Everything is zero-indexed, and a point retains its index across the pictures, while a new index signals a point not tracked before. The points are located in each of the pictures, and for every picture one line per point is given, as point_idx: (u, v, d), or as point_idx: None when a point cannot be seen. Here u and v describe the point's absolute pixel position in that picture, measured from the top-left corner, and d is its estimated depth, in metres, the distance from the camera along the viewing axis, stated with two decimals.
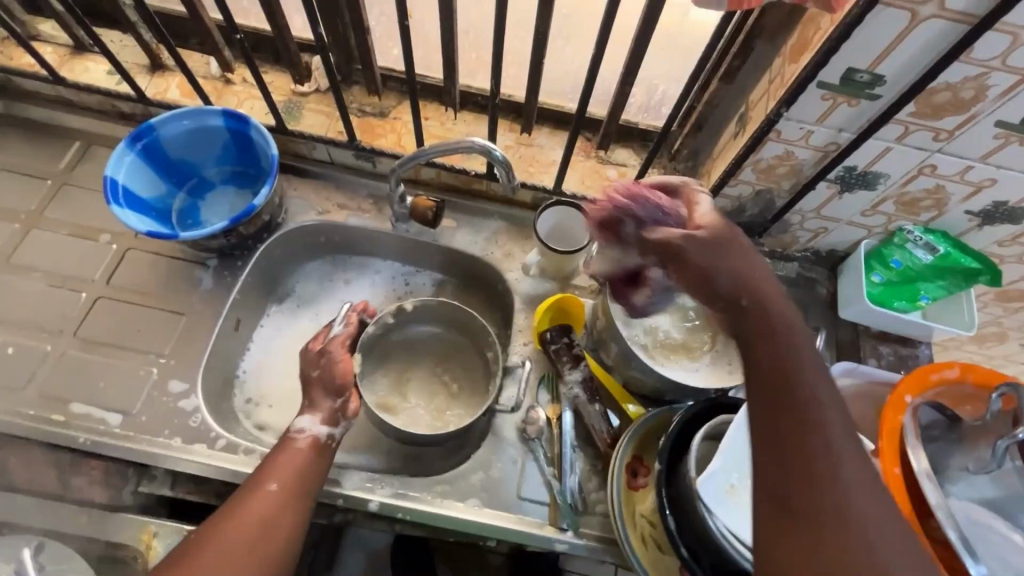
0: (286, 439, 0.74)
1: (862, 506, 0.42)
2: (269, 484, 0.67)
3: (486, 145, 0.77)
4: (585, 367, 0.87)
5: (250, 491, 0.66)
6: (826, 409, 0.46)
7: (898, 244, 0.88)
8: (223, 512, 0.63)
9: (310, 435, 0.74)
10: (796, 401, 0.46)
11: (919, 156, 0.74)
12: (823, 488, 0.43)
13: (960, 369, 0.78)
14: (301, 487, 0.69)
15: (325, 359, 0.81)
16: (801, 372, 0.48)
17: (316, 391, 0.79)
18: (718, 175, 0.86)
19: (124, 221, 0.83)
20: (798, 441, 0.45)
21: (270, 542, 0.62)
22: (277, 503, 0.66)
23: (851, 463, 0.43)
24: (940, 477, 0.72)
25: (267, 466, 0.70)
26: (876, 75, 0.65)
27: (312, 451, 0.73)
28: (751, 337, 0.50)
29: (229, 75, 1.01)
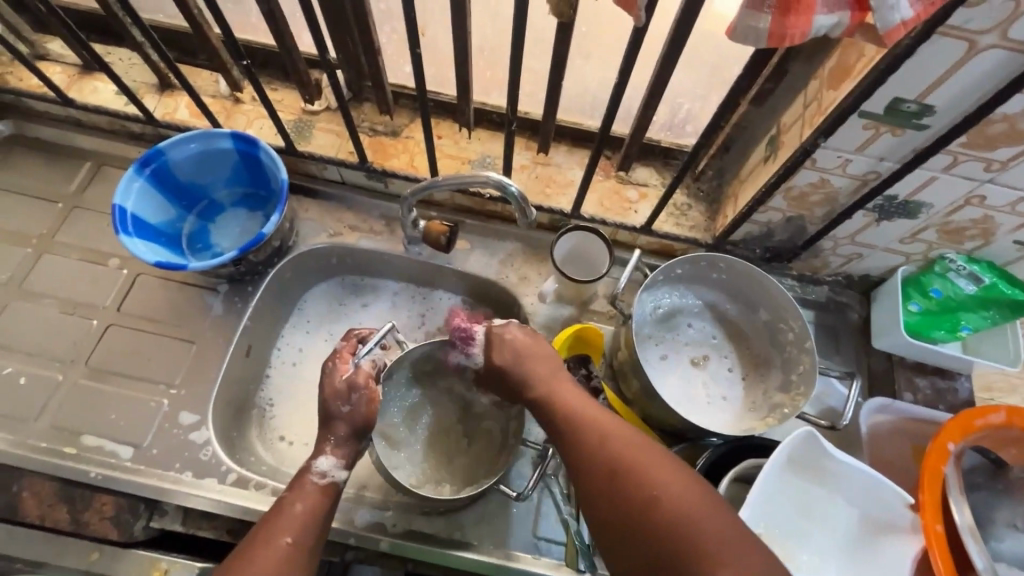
0: (303, 479, 0.69)
1: (647, 472, 0.57)
2: (280, 539, 0.62)
3: (501, 180, 0.73)
4: (603, 401, 0.83)
5: (258, 547, 0.60)
6: (586, 428, 0.63)
7: (940, 273, 0.83)
8: (228, 573, 0.58)
9: (331, 480, 0.69)
10: (575, 426, 0.64)
11: (967, 185, 0.69)
12: (622, 491, 0.56)
13: (1007, 413, 0.69)
14: (314, 540, 0.64)
15: (359, 395, 0.73)
16: (587, 404, 0.66)
17: (339, 429, 0.72)
18: (747, 201, 0.82)
19: (133, 251, 0.81)
20: (591, 453, 0.61)
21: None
22: (286, 560, 0.61)
23: (645, 464, 0.57)
24: (985, 532, 0.71)
25: (276, 514, 0.65)
26: (924, 105, 0.60)
27: (322, 498, 0.67)
28: (554, 395, 0.68)
29: (239, 94, 0.99)
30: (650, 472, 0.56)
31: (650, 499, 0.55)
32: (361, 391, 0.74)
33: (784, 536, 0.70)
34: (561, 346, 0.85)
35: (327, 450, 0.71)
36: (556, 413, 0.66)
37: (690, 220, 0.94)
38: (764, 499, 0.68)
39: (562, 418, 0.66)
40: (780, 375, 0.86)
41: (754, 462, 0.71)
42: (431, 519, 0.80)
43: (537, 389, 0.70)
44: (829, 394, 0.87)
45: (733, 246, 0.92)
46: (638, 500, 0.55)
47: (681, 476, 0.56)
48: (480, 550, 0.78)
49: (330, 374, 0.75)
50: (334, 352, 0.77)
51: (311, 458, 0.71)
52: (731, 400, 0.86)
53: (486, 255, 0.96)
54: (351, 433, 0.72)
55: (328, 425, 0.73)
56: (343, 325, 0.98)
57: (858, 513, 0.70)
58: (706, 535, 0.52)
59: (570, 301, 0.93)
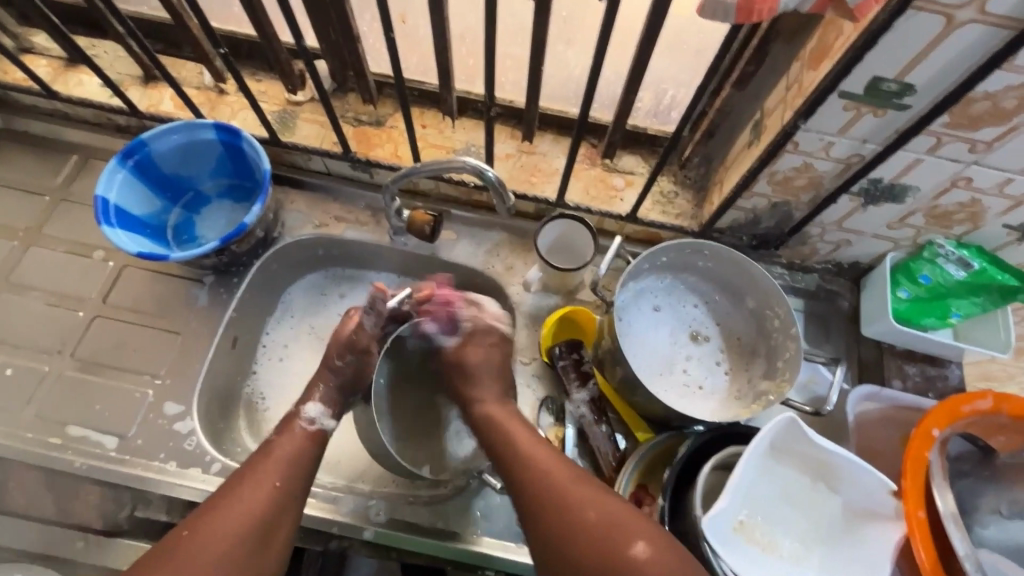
0: (290, 425, 0.71)
1: (587, 509, 0.62)
2: (268, 481, 0.63)
3: (478, 165, 0.74)
4: (593, 386, 0.84)
5: (245, 487, 0.62)
6: (525, 462, 0.68)
7: (928, 258, 0.80)
8: (213, 508, 0.60)
9: (318, 427, 0.72)
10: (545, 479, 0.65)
11: (953, 168, 0.68)
12: (566, 528, 0.62)
13: (994, 399, 0.68)
14: (301, 486, 0.66)
15: (353, 353, 0.78)
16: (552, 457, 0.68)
17: (329, 378, 0.77)
18: (731, 187, 0.81)
19: (115, 241, 0.81)
20: (534, 489, 0.65)
21: (261, 547, 0.59)
22: (277, 502, 0.62)
23: (580, 498, 0.63)
24: (971, 519, 0.70)
25: (264, 457, 0.66)
26: (905, 85, 0.59)
27: (310, 444, 0.69)
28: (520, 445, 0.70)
29: (223, 85, 0.98)
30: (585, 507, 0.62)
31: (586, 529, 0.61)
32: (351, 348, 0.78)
33: (765, 523, 0.70)
34: (550, 331, 0.88)
35: (316, 398, 0.74)
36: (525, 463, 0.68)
37: (677, 208, 0.93)
38: (744, 487, 0.67)
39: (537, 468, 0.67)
40: (764, 365, 0.86)
41: (735, 449, 0.71)
42: (415, 509, 0.79)
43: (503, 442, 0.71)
44: (816, 380, 0.86)
45: (720, 234, 0.91)
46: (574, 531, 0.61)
47: (612, 505, 0.62)
48: (465, 539, 0.78)
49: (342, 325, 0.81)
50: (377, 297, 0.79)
51: (299, 404, 0.75)
52: (712, 392, 0.86)
53: (473, 245, 0.96)
54: (337, 386, 0.77)
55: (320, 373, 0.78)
56: (325, 317, 0.98)
57: (842, 501, 0.70)
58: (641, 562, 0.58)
59: (557, 290, 0.92)
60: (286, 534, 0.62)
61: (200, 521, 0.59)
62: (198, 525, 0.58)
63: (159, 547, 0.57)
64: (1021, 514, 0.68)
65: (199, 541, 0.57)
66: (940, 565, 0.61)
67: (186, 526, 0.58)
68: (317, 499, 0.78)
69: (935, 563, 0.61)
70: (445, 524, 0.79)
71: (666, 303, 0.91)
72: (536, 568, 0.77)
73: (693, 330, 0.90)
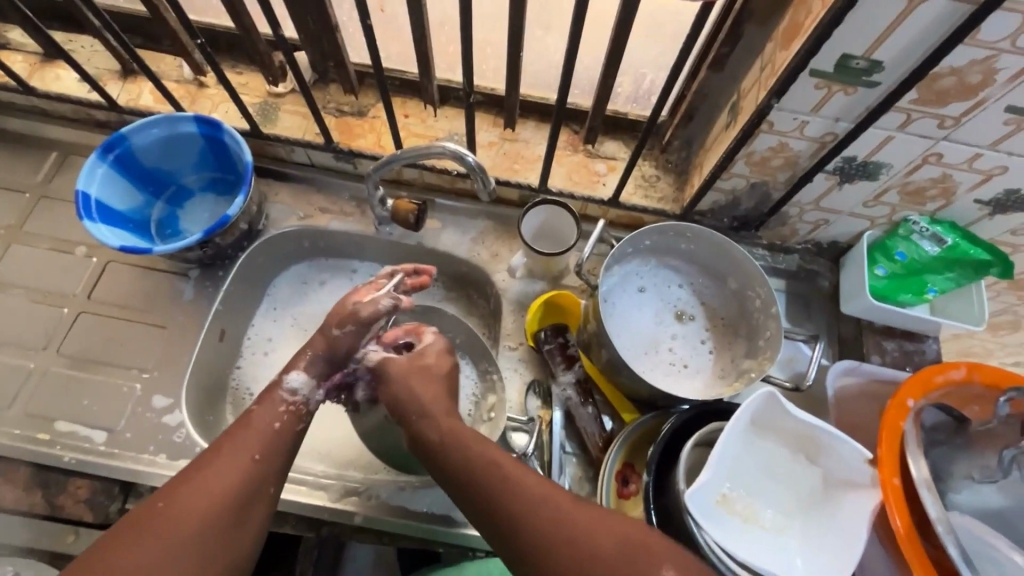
0: (272, 395, 0.71)
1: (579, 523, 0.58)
2: (245, 454, 0.63)
3: (459, 150, 0.74)
4: (579, 368, 0.85)
5: (223, 458, 0.62)
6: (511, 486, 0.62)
7: (904, 236, 0.83)
8: (191, 478, 0.59)
9: (299, 399, 0.72)
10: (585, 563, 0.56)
11: (924, 144, 0.69)
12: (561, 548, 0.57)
13: (966, 369, 0.72)
14: (279, 460, 0.66)
15: (353, 325, 0.77)
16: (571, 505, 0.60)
17: (318, 347, 0.77)
18: (710, 168, 0.82)
19: (97, 236, 0.81)
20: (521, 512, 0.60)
21: (240, 521, 0.59)
22: (252, 474, 0.62)
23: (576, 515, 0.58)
24: (945, 485, 0.73)
25: (243, 430, 0.66)
26: (873, 62, 0.60)
27: (289, 417, 0.69)
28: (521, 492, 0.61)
29: (203, 78, 0.98)
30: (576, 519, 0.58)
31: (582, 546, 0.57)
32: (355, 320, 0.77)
33: (747, 495, 0.72)
34: (535, 315, 0.89)
35: (302, 366, 0.74)
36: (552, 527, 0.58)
37: (659, 192, 0.94)
38: (726, 460, 0.69)
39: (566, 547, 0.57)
40: (746, 344, 0.87)
41: (716, 426, 0.73)
42: (410, 494, 0.80)
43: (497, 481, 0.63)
44: (796, 358, 0.88)
45: (701, 217, 0.92)
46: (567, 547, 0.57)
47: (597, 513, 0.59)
48: (455, 522, 0.79)
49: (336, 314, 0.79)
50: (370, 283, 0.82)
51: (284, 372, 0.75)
52: (696, 371, 0.87)
53: (457, 233, 0.96)
54: (326, 354, 0.76)
55: (314, 339, 0.77)
56: (310, 308, 0.98)
57: (821, 472, 0.72)
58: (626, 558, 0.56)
59: (542, 277, 0.93)
60: (264, 507, 0.62)
61: (176, 492, 0.57)
62: (175, 496, 0.57)
63: (131, 518, 0.55)
64: (991, 479, 0.69)
65: (176, 514, 0.56)
66: (916, 532, 0.64)
67: (161, 497, 0.57)
68: (307, 486, 0.80)
69: (910, 529, 0.63)
70: (441, 509, 0.79)
71: (651, 283, 0.92)
72: None
73: (677, 307, 0.91)
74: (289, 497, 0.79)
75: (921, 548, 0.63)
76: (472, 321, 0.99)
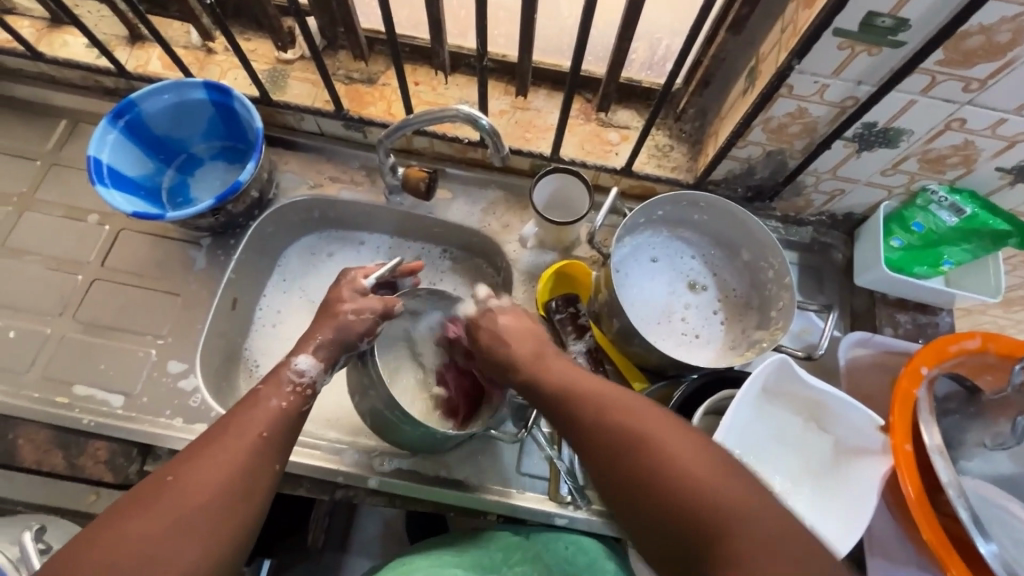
0: (278, 374, 0.66)
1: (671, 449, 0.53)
2: (254, 430, 0.60)
3: (472, 113, 0.74)
4: (589, 338, 0.85)
5: (229, 436, 0.58)
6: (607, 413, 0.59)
7: (921, 206, 0.81)
8: (199, 453, 0.56)
9: (308, 381, 0.67)
10: (693, 511, 0.50)
11: (947, 109, 0.68)
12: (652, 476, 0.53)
13: (982, 339, 0.70)
14: (286, 439, 0.62)
15: (373, 313, 0.73)
16: (703, 453, 0.53)
17: (325, 334, 0.71)
18: (725, 136, 0.81)
19: (109, 201, 0.81)
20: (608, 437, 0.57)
21: (244, 501, 0.55)
22: (258, 451, 0.59)
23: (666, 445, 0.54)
24: (957, 454, 0.73)
25: (251, 406, 0.62)
26: (900, 20, 0.59)
27: (295, 398, 0.65)
28: (652, 425, 0.56)
29: (211, 45, 0.97)
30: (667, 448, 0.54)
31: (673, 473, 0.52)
32: (369, 307, 0.73)
33: (757, 461, 0.72)
34: (546, 285, 0.89)
35: (308, 350, 0.69)
36: (674, 468, 0.52)
37: (672, 161, 0.93)
38: (739, 427, 0.70)
39: (677, 493, 0.51)
40: (758, 315, 0.87)
41: (727, 394, 0.73)
42: (418, 458, 0.81)
43: (614, 413, 0.58)
44: (809, 330, 0.88)
45: (715, 186, 0.91)
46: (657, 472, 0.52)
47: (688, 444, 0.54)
48: (467, 485, 0.80)
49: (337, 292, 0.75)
50: (354, 267, 0.78)
51: (291, 354, 0.69)
52: (708, 341, 0.87)
53: (468, 204, 0.96)
54: (336, 339, 0.71)
55: (324, 322, 0.72)
56: (317, 280, 0.99)
57: (832, 440, 0.72)
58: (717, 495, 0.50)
59: (553, 247, 0.93)
60: (268, 489, 0.58)
61: (184, 467, 0.55)
62: (183, 471, 0.54)
63: (141, 488, 0.53)
64: (1004, 446, 0.71)
65: (184, 489, 0.53)
66: (926, 498, 0.64)
67: (168, 472, 0.54)
68: (321, 451, 0.81)
69: (921, 495, 0.63)
70: (446, 472, 0.81)
71: (663, 254, 0.91)
72: (536, 511, 0.79)
73: (689, 278, 0.91)
74: (303, 460, 0.80)
75: (932, 515, 0.62)
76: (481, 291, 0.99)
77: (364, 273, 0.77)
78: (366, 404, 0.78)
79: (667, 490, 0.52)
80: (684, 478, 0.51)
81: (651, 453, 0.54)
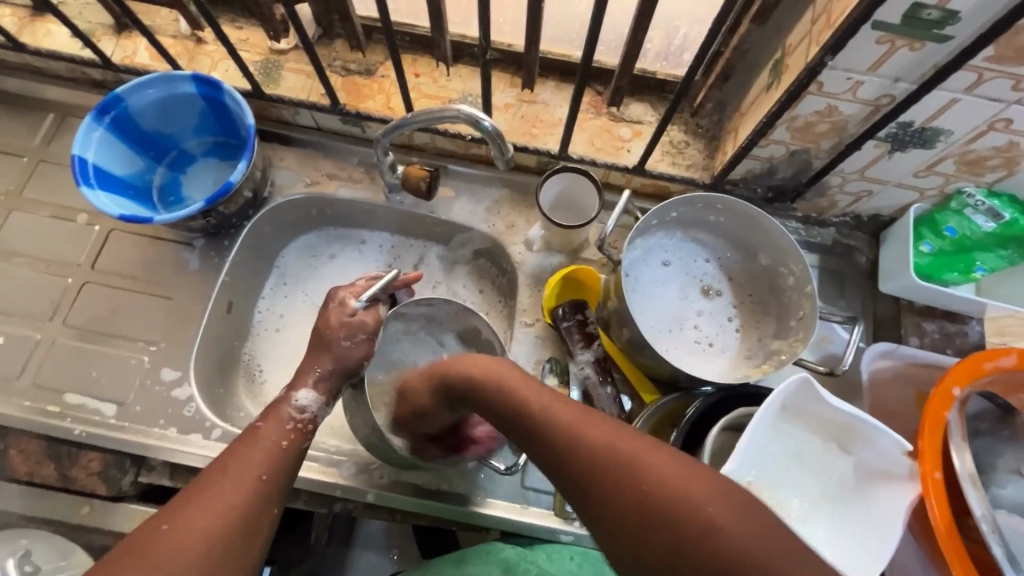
0: (278, 410, 0.65)
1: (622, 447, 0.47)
2: (254, 472, 0.58)
3: (474, 114, 0.69)
4: (598, 347, 0.81)
5: (228, 478, 0.56)
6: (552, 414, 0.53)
7: (955, 210, 0.76)
8: (196, 497, 0.54)
9: (308, 417, 0.66)
10: (669, 543, 0.42)
11: (992, 108, 0.62)
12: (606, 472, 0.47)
13: (1018, 356, 0.66)
14: (287, 480, 0.60)
15: (363, 335, 0.71)
16: (681, 470, 0.45)
17: (323, 363, 0.69)
18: (747, 134, 0.75)
19: (95, 204, 0.77)
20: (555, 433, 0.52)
21: (241, 550, 0.53)
22: (258, 497, 0.57)
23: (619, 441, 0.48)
24: (987, 477, 0.69)
25: (250, 445, 0.61)
26: (948, 12, 0.53)
27: (295, 436, 0.63)
28: (614, 443, 0.48)
29: (201, 34, 0.92)
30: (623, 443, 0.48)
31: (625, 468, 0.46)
32: (361, 328, 0.71)
33: (771, 485, 0.69)
34: (553, 290, 0.84)
35: (311, 385, 0.67)
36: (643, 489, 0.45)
37: (687, 159, 0.87)
38: (754, 447, 0.66)
39: (646, 520, 0.44)
40: (776, 323, 0.82)
41: (746, 411, 0.69)
42: (420, 472, 0.78)
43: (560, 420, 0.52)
44: (830, 339, 0.84)
45: (733, 186, 0.86)
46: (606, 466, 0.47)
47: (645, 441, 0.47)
48: (469, 500, 0.77)
49: (333, 306, 0.71)
50: (343, 287, 0.73)
51: (291, 390, 0.68)
52: (722, 350, 0.83)
53: (472, 202, 0.91)
54: (335, 369, 0.69)
55: (318, 355, 0.70)
56: (318, 281, 0.95)
57: (853, 461, 0.69)
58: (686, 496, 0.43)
59: (560, 249, 0.88)
60: (266, 535, 0.56)
61: (181, 514, 0.52)
62: (179, 519, 0.52)
63: (131, 541, 0.50)
64: None
65: (182, 536, 0.51)
66: (954, 527, 0.60)
67: (164, 519, 0.52)
68: (318, 462, 0.78)
69: (949, 525, 0.59)
70: (447, 486, 0.78)
71: (675, 257, 0.87)
72: (539, 528, 0.76)
73: (703, 282, 0.86)
74: (299, 472, 0.77)
75: (961, 545, 0.59)
76: (484, 290, 0.95)
77: (353, 294, 0.72)
78: (363, 423, 0.72)
79: (629, 506, 0.45)
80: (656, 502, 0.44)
81: (618, 476, 0.46)
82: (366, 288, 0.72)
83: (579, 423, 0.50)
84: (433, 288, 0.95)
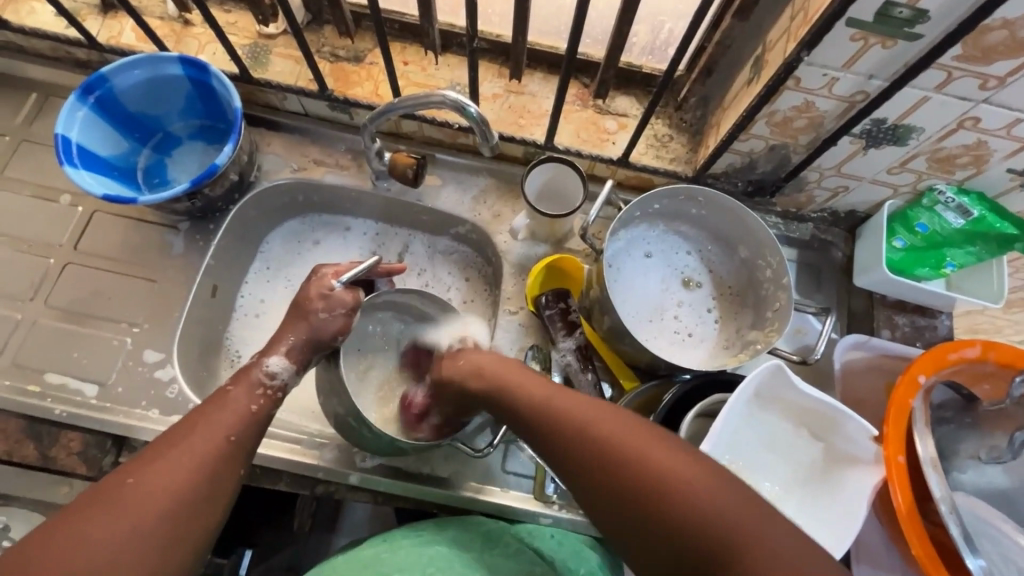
0: (249, 374, 0.66)
1: (587, 422, 0.56)
2: (221, 434, 0.58)
3: (458, 99, 0.70)
4: (579, 335, 0.82)
5: (195, 439, 0.57)
6: (535, 402, 0.61)
7: (927, 206, 0.78)
8: (162, 456, 0.54)
9: (277, 383, 0.67)
10: (637, 503, 0.50)
11: (961, 107, 0.64)
12: (588, 455, 0.54)
13: (982, 347, 0.67)
14: (253, 444, 0.61)
15: (343, 311, 0.72)
16: (631, 430, 0.54)
17: (300, 332, 0.70)
18: (728, 128, 0.77)
19: (77, 181, 0.77)
20: (537, 414, 0.60)
21: (206, 510, 0.54)
22: (223, 455, 0.57)
23: (589, 419, 0.56)
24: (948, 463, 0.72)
25: (219, 408, 0.61)
26: (918, 10, 0.55)
27: (265, 401, 0.64)
28: (564, 412, 0.58)
29: (188, 16, 0.92)
30: (588, 423, 0.56)
31: (595, 442, 0.54)
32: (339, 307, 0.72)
33: (745, 467, 0.72)
34: (536, 279, 0.86)
35: (280, 351, 0.69)
36: (616, 462, 0.52)
37: (671, 152, 0.89)
38: (731, 429, 0.68)
39: (614, 480, 0.51)
40: (752, 314, 0.85)
41: (719, 398, 0.71)
42: (402, 455, 0.79)
43: (537, 403, 0.61)
44: (804, 331, 0.86)
45: (715, 180, 0.87)
46: (580, 440, 0.55)
47: (609, 415, 0.56)
48: (450, 484, 0.78)
49: (316, 281, 0.73)
50: (328, 264, 0.75)
51: (261, 356, 0.69)
52: (701, 340, 0.85)
53: (458, 191, 0.92)
54: (309, 340, 0.70)
55: (295, 324, 0.71)
56: (303, 267, 0.96)
57: (823, 447, 0.71)
58: (655, 461, 0.51)
59: (545, 239, 0.89)
60: (230, 494, 0.57)
61: (146, 470, 0.53)
62: (145, 474, 0.52)
63: (96, 492, 0.51)
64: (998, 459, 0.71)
65: (144, 494, 0.51)
66: (915, 508, 0.63)
67: (129, 475, 0.52)
68: (302, 445, 0.79)
69: (911, 507, 0.62)
70: (429, 469, 0.79)
71: (657, 249, 0.88)
72: (518, 510, 0.78)
73: (685, 274, 0.88)
74: (281, 454, 0.78)
75: (920, 527, 0.62)
76: (469, 279, 0.96)
77: (335, 273, 0.74)
78: (341, 405, 0.72)
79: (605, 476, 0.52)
80: (615, 463, 0.52)
81: (590, 449, 0.54)
82: (349, 269, 0.74)
83: (550, 398, 0.61)
84: (418, 276, 0.96)
